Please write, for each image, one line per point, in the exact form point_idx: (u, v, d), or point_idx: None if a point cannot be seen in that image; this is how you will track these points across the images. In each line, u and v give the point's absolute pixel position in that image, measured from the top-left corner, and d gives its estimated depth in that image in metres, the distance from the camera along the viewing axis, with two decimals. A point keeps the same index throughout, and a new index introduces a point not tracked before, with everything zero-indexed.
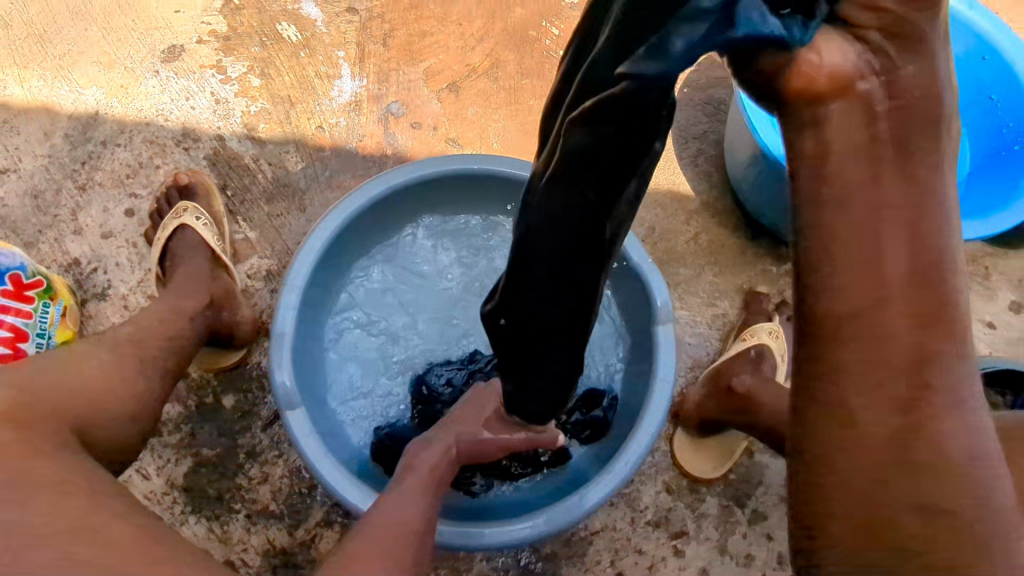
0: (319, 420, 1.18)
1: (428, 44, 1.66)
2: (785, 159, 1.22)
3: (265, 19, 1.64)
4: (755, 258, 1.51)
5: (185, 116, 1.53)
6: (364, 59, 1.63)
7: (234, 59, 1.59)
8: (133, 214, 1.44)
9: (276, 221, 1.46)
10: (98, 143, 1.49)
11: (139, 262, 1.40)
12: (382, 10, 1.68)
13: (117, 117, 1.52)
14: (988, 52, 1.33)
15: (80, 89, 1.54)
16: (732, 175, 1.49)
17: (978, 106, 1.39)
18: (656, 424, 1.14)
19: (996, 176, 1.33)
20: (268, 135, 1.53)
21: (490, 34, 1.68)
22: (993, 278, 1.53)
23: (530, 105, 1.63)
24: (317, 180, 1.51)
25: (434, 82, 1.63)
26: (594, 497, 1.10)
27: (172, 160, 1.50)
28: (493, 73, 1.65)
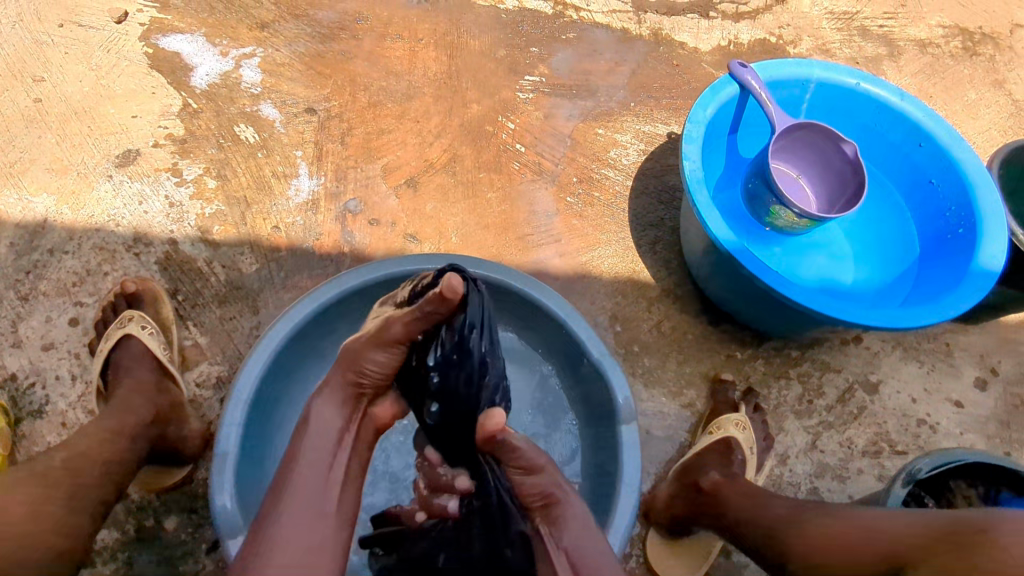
0: None
1: (386, 141, 1.69)
2: (736, 250, 1.22)
3: (223, 121, 1.66)
4: (719, 343, 1.50)
5: (138, 221, 1.51)
6: (322, 157, 1.64)
7: (189, 162, 1.59)
8: (77, 323, 1.38)
9: (228, 325, 1.42)
10: (45, 252, 1.45)
11: (80, 374, 1.34)
12: (341, 110, 1.71)
13: (67, 224, 1.49)
14: (923, 139, 1.40)
15: (29, 197, 1.51)
16: (692, 263, 1.49)
17: (922, 189, 1.44)
18: (623, 532, 1.09)
19: (942, 258, 1.36)
20: (222, 237, 1.51)
21: (447, 130, 1.72)
22: (956, 354, 1.53)
23: (487, 198, 1.64)
24: (272, 281, 1.48)
25: (392, 177, 1.64)
26: None
27: (122, 265, 1.46)
28: (451, 168, 1.67)
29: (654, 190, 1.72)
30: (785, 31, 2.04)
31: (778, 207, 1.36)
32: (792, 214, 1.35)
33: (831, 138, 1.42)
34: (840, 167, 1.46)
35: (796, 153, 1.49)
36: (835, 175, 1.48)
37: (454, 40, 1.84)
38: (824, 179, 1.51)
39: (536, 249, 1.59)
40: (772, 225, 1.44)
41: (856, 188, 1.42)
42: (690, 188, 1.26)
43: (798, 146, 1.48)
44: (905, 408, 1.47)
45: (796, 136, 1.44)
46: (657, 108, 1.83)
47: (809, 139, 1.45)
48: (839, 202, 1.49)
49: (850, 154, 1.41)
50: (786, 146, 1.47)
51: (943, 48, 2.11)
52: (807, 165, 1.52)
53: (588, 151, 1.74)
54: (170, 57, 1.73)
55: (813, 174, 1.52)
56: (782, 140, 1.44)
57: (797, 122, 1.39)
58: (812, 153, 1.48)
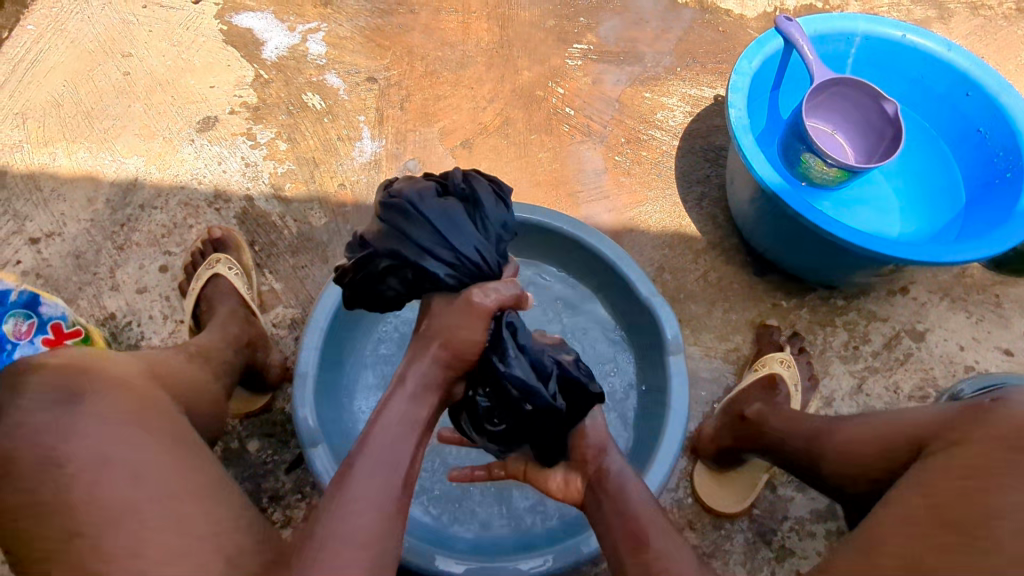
0: (340, 446, 1.22)
1: (442, 106, 1.78)
2: (781, 190, 1.27)
3: (293, 90, 1.78)
4: (765, 292, 1.55)
5: (217, 179, 1.64)
6: (383, 122, 1.75)
7: (263, 127, 1.72)
8: (167, 269, 1.52)
9: (300, 273, 1.54)
10: (136, 207, 1.59)
11: (171, 314, 1.47)
12: (400, 79, 1.82)
13: (155, 183, 1.62)
14: (971, 88, 1.42)
15: (122, 158, 1.65)
16: (738, 214, 1.55)
17: (970, 139, 1.45)
18: (672, 454, 1.15)
19: (988, 203, 1.38)
20: (294, 194, 1.63)
21: (500, 95, 1.80)
22: (1005, 305, 1.54)
23: (539, 157, 1.72)
24: (339, 233, 1.59)
25: (449, 139, 1.73)
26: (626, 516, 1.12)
27: (205, 219, 1.59)
28: (504, 131, 1.76)
29: (700, 150, 1.76)
30: None
31: (809, 153, 1.40)
32: (819, 162, 1.39)
33: (871, 94, 1.44)
34: (881, 123, 1.48)
35: (839, 111, 1.52)
36: (870, 130, 1.50)
37: (505, 12, 1.92)
38: (855, 134, 1.53)
39: (585, 205, 1.67)
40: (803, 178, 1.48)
41: (892, 142, 1.44)
42: (736, 135, 1.31)
43: (835, 101, 1.49)
44: (953, 355, 1.48)
45: (835, 91, 1.46)
46: (702, 73, 1.88)
47: (850, 95, 1.48)
48: (873, 157, 1.52)
49: (890, 112, 1.43)
50: (824, 102, 1.50)
51: (996, 10, 2.09)
52: (840, 119, 1.54)
53: (636, 113, 1.80)
54: (242, 33, 1.86)
55: (844, 129, 1.54)
56: (823, 95, 1.48)
57: (837, 77, 1.42)
58: (853, 111, 1.50)
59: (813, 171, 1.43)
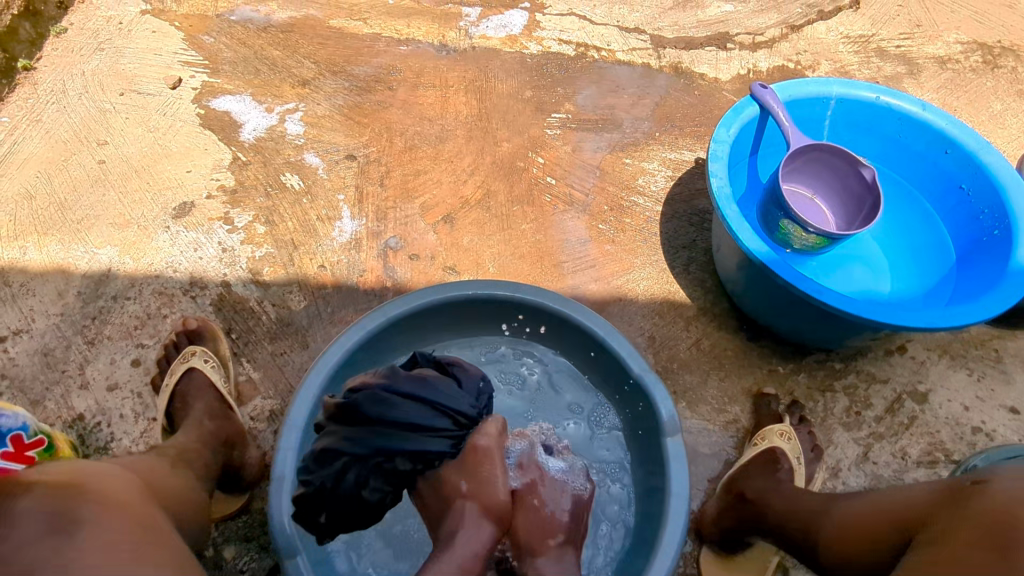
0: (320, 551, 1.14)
1: (422, 181, 1.78)
2: (768, 260, 1.24)
3: (271, 171, 1.78)
4: (759, 358, 1.51)
5: (193, 266, 1.59)
6: (363, 200, 1.73)
7: (240, 210, 1.70)
8: (139, 363, 1.44)
9: (280, 359, 1.48)
10: (109, 299, 1.53)
11: (143, 412, 1.39)
12: (380, 155, 1.83)
13: (129, 272, 1.57)
14: (948, 146, 1.43)
15: (95, 249, 1.61)
16: (725, 281, 1.53)
17: (953, 195, 1.45)
18: (675, 545, 1.08)
19: (975, 261, 1.36)
20: (272, 277, 1.58)
21: (479, 168, 1.82)
22: (1005, 360, 1.52)
23: (522, 229, 1.71)
24: (320, 316, 1.54)
25: (430, 215, 1.72)
26: None
27: (180, 308, 1.53)
28: (486, 203, 1.75)
29: (683, 215, 1.76)
30: (802, 57, 2.15)
31: (789, 219, 1.38)
32: (798, 228, 1.37)
33: (849, 159, 1.43)
34: (860, 188, 1.46)
35: (816, 177, 1.51)
36: (850, 194, 1.48)
37: (482, 85, 2.01)
38: (834, 198, 1.52)
39: (571, 275, 1.64)
40: (786, 243, 1.45)
41: (871, 207, 1.42)
42: (719, 205, 1.29)
43: (812, 166, 1.48)
44: (958, 416, 1.44)
45: (810, 157, 1.45)
46: (681, 137, 1.92)
47: (828, 161, 1.47)
48: (857, 222, 1.49)
49: (869, 177, 1.41)
50: (801, 167, 1.49)
51: (962, 64, 2.17)
52: (819, 183, 1.52)
53: (617, 180, 1.82)
54: (220, 116, 1.89)
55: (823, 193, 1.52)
56: (799, 161, 1.46)
57: (812, 142, 1.42)
58: (830, 177, 1.49)
59: (792, 236, 1.41)
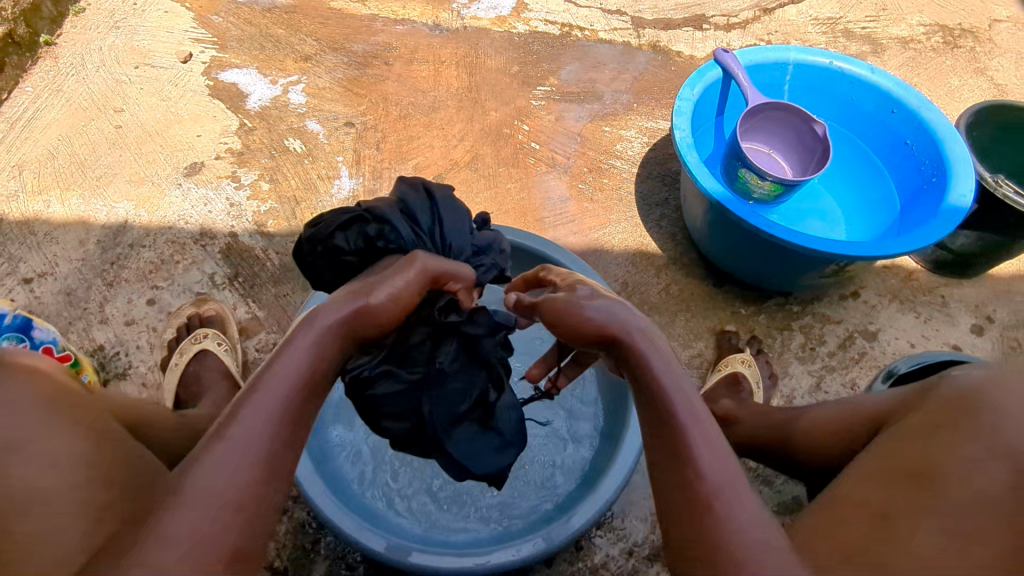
0: (316, 451, 1.25)
1: (415, 145, 1.92)
2: (725, 199, 1.37)
3: (275, 136, 1.91)
4: (724, 301, 1.64)
5: (204, 219, 1.72)
6: (360, 162, 1.87)
7: (246, 170, 1.83)
8: (154, 302, 1.57)
9: (282, 300, 1.60)
10: (126, 246, 1.66)
11: (157, 344, 1.52)
12: (376, 122, 1.97)
13: (144, 224, 1.70)
14: (895, 105, 1.57)
15: (113, 203, 1.74)
16: (692, 231, 1.66)
17: (899, 150, 1.59)
18: (637, 438, 1.20)
19: (917, 206, 1.49)
20: (276, 229, 1.72)
21: (468, 134, 1.96)
22: (951, 304, 1.66)
23: (507, 188, 1.84)
24: None
25: (423, 175, 1.85)
26: (607, 490, 1.15)
27: (191, 255, 1.66)
28: (473, 165, 1.88)
29: (657, 176, 1.89)
30: (773, 38, 2.29)
31: (746, 169, 1.52)
32: (754, 177, 1.51)
33: (804, 117, 1.56)
34: (813, 144, 1.59)
35: (774, 134, 1.64)
36: (805, 150, 1.61)
37: (473, 61, 2.15)
38: (791, 154, 1.65)
39: (552, 229, 1.77)
40: (745, 195, 1.58)
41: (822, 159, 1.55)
42: (681, 152, 1.43)
43: (771, 124, 1.62)
44: (904, 352, 1.57)
45: (768, 115, 1.59)
46: (657, 108, 2.06)
47: (785, 119, 1.60)
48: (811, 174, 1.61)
49: (821, 132, 1.54)
50: (760, 125, 1.62)
51: (924, 44, 2.31)
52: (777, 140, 1.65)
53: (596, 145, 1.96)
54: (228, 87, 2.03)
55: (781, 149, 1.65)
56: (757, 119, 1.60)
57: (769, 101, 1.55)
58: (786, 134, 1.62)
59: (750, 186, 1.55)
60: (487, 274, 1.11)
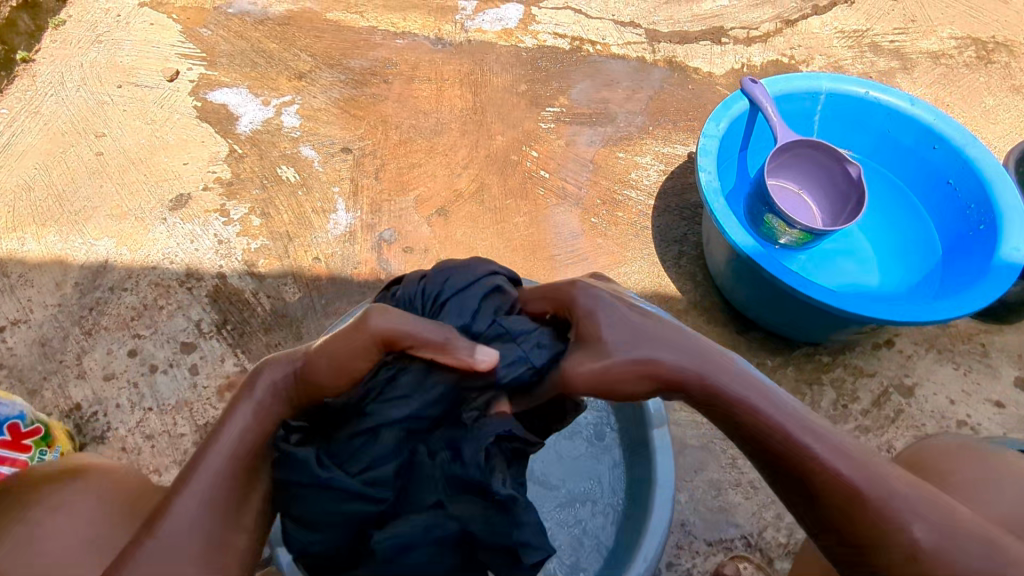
0: None
1: (417, 174, 1.79)
2: (756, 254, 1.25)
3: (267, 164, 1.79)
4: (749, 351, 1.53)
5: (190, 258, 1.61)
6: (358, 193, 1.75)
7: (236, 202, 1.71)
8: (136, 354, 1.46)
9: (274, 351, 1.49)
10: (106, 290, 1.54)
11: (139, 401, 1.40)
12: (374, 148, 1.84)
13: (126, 264, 1.59)
14: (936, 140, 1.45)
15: (92, 240, 1.62)
16: (715, 275, 1.55)
17: (940, 190, 1.47)
18: (662, 527, 1.10)
19: (963, 255, 1.38)
20: (268, 269, 1.60)
21: (473, 162, 1.83)
22: (992, 354, 1.55)
23: (514, 222, 1.72)
24: (314, 308, 1.56)
25: (425, 208, 1.73)
26: None
27: (176, 299, 1.54)
28: (479, 197, 1.76)
29: (676, 208, 1.77)
30: (796, 52, 2.16)
31: (775, 214, 1.40)
32: (783, 224, 1.40)
33: (837, 157, 1.44)
34: (846, 186, 1.47)
35: (803, 173, 1.52)
36: (836, 192, 1.49)
37: (477, 78, 2.02)
38: (822, 195, 1.52)
39: (564, 269, 1.66)
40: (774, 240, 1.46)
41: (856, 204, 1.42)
42: (707, 198, 1.31)
43: (800, 163, 1.50)
44: (943, 410, 1.47)
45: (798, 152, 1.47)
46: (674, 131, 1.94)
47: (816, 158, 1.48)
48: (842, 217, 1.49)
49: (855, 174, 1.42)
50: (789, 163, 1.50)
51: (956, 59, 2.18)
52: (806, 179, 1.53)
53: (610, 174, 1.83)
54: (217, 108, 1.90)
55: (811, 190, 1.53)
56: (786, 156, 1.48)
57: (799, 138, 1.43)
58: (817, 173, 1.51)
59: (778, 231, 1.43)
60: (505, 370, 0.85)
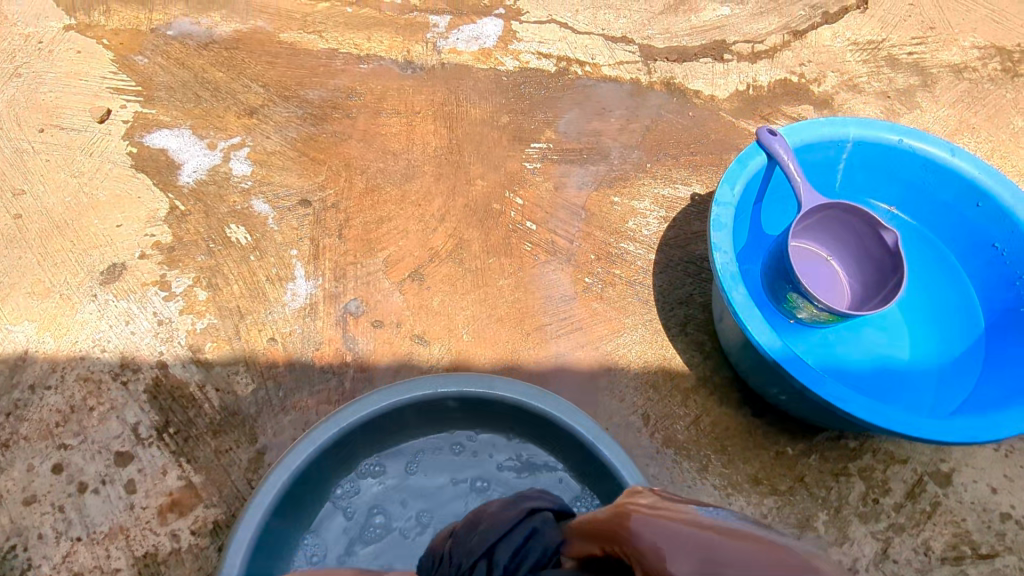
0: None
1: (386, 230, 1.58)
2: (786, 359, 1.06)
3: (214, 223, 1.56)
4: (766, 438, 1.36)
5: (124, 344, 1.39)
6: (319, 256, 1.54)
7: (178, 272, 1.49)
8: (61, 469, 1.26)
9: (224, 458, 1.29)
10: (26, 388, 1.33)
11: (66, 530, 1.21)
12: (337, 199, 1.62)
13: (49, 355, 1.37)
14: (980, 198, 1.28)
15: (10, 326, 1.40)
16: (729, 350, 1.37)
17: (984, 253, 1.31)
18: None
19: (1014, 335, 1.22)
20: (216, 355, 1.39)
21: (450, 213, 1.62)
22: None
23: (498, 285, 1.53)
24: (271, 402, 1.36)
25: (396, 271, 1.53)
26: None
27: (109, 398, 1.34)
28: (457, 256, 1.56)
29: (679, 263, 1.58)
30: (807, 69, 1.94)
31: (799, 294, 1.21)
32: (808, 305, 1.21)
33: (869, 223, 1.25)
34: (881, 254, 1.28)
35: (829, 235, 1.33)
36: (869, 260, 1.31)
37: (453, 110, 1.80)
38: (853, 262, 1.34)
39: (555, 341, 1.46)
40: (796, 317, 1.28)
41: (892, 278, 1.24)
42: (724, 287, 1.11)
43: (828, 227, 1.31)
44: (984, 500, 1.31)
45: (825, 216, 1.28)
46: (674, 168, 1.73)
47: (845, 222, 1.29)
48: (876, 289, 1.30)
49: (891, 244, 1.23)
50: (814, 226, 1.32)
51: (980, 72, 1.99)
52: (835, 243, 1.35)
53: (604, 222, 1.63)
54: (155, 155, 1.66)
55: (841, 254, 1.35)
56: (811, 220, 1.30)
57: (826, 201, 1.25)
58: (847, 236, 1.32)
59: (801, 310, 1.25)
60: None
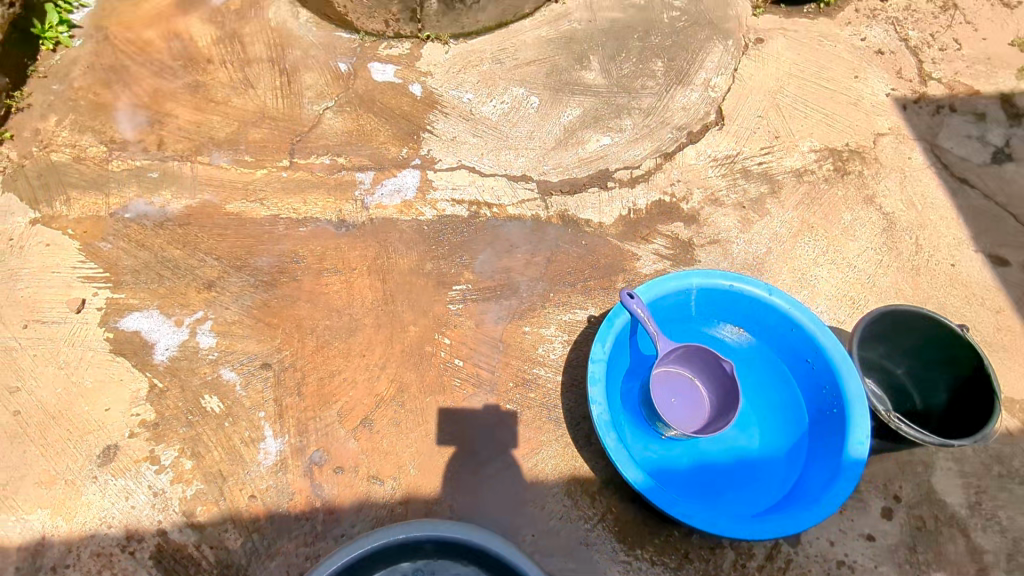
0: None
1: (338, 383, 1.89)
2: (647, 488, 1.41)
3: (190, 395, 1.85)
4: (658, 525, 1.72)
5: (127, 517, 1.67)
6: (283, 414, 1.84)
7: (165, 445, 1.77)
8: None
9: None
10: (48, 570, 1.59)
11: None
12: (293, 359, 1.93)
13: (64, 537, 1.64)
14: (792, 325, 1.65)
15: (26, 515, 1.66)
16: None
17: (802, 364, 1.68)
18: None
19: (823, 432, 1.60)
20: (206, 516, 1.68)
21: (390, 359, 1.94)
22: (862, 488, 1.78)
23: (435, 421, 1.85)
24: (257, 551, 1.65)
25: (349, 419, 1.84)
26: None
27: (120, 567, 1.61)
28: (399, 398, 1.88)
29: (582, 380, 1.94)
30: (676, 188, 2.34)
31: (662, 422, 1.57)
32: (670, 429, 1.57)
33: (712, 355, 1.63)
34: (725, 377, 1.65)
35: (688, 363, 1.71)
36: (719, 381, 1.68)
37: (383, 262, 2.12)
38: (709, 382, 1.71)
39: (486, 464, 1.80)
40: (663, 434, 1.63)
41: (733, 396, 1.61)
42: (600, 434, 1.47)
43: (686, 359, 1.69)
44: (825, 552, 1.70)
45: (680, 352, 1.66)
46: (573, 294, 2.09)
47: (697, 354, 1.67)
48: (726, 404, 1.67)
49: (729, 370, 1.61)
50: (675, 358, 1.70)
51: (817, 174, 2.43)
52: (695, 368, 1.72)
53: (518, 351, 1.98)
54: (130, 338, 1.94)
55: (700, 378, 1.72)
56: (670, 356, 1.67)
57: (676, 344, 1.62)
58: (701, 364, 1.69)
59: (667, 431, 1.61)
60: None
